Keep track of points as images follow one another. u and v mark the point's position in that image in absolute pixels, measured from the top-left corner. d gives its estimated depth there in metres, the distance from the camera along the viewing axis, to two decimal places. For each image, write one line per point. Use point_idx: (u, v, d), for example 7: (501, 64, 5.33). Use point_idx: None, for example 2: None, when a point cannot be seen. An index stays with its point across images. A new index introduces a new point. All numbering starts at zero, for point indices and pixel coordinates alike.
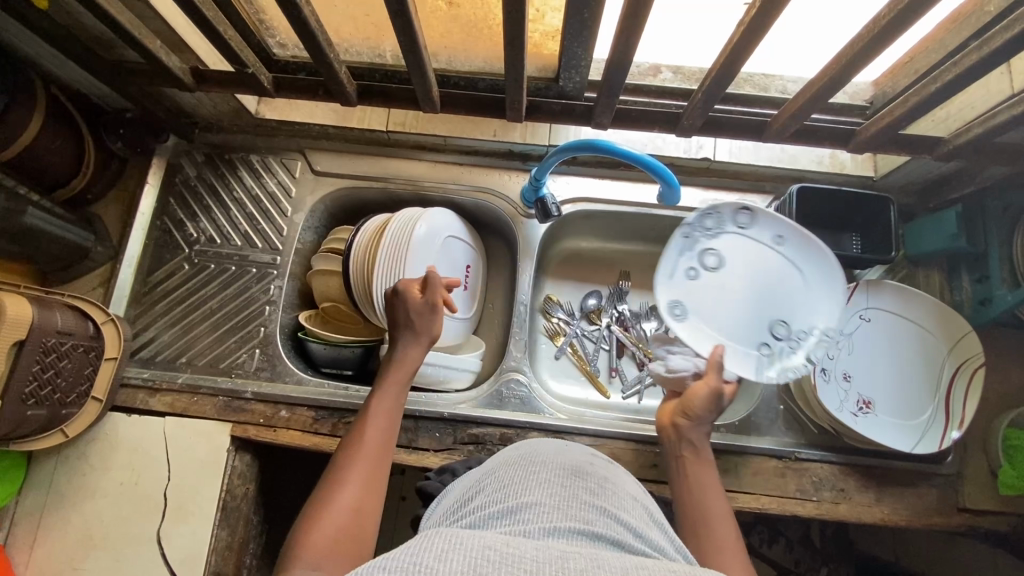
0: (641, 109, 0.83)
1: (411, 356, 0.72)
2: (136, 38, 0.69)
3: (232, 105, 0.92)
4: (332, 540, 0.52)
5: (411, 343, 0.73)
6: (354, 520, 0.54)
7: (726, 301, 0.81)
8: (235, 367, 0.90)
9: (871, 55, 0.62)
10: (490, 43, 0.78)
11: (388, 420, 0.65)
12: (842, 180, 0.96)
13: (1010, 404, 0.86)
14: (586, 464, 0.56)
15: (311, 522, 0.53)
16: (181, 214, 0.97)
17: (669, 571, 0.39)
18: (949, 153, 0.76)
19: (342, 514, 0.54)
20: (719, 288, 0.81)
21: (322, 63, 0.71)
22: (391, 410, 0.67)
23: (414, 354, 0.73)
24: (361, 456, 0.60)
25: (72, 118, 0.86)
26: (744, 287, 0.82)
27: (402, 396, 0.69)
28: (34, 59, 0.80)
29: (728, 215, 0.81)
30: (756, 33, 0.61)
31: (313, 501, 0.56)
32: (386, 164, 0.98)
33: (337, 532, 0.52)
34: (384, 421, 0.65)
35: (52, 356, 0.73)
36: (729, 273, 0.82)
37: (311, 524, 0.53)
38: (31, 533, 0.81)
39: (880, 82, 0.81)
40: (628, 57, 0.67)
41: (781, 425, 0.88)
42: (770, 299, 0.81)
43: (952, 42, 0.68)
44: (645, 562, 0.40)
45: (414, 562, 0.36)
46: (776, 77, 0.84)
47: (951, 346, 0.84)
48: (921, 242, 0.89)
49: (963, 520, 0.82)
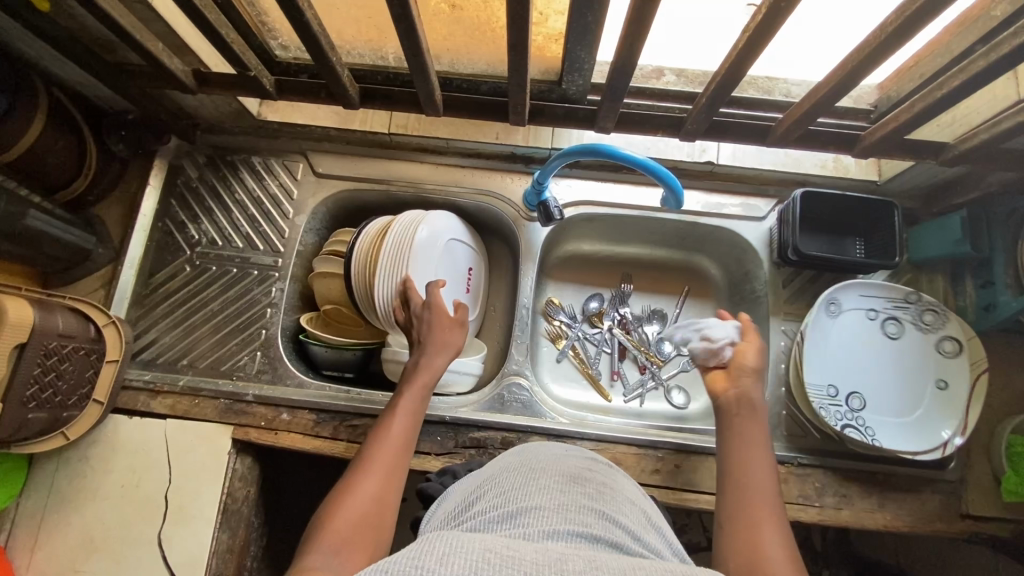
0: (645, 113, 0.83)
1: (433, 364, 0.72)
2: (137, 40, 0.68)
3: (234, 107, 0.91)
4: (353, 526, 0.53)
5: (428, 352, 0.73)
6: (376, 510, 0.55)
7: (870, 355, 0.87)
8: (237, 369, 0.90)
9: (877, 61, 0.61)
10: (494, 46, 0.78)
11: (412, 416, 0.66)
12: (846, 184, 0.95)
13: (1013, 410, 0.85)
14: (585, 469, 0.56)
15: (334, 506, 0.54)
16: (182, 216, 0.97)
17: (667, 571, 0.39)
18: (955, 158, 0.76)
19: (365, 503, 0.55)
20: (857, 333, 0.87)
21: (324, 65, 0.70)
22: (416, 405, 0.68)
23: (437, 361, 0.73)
24: (386, 445, 0.61)
25: (74, 119, 0.85)
26: (881, 362, 0.87)
27: (426, 396, 0.70)
28: (35, 60, 0.80)
29: (943, 332, 0.85)
30: (762, 38, 0.60)
31: (337, 488, 0.57)
32: (387, 166, 0.98)
33: (359, 519, 0.53)
34: (410, 416, 0.66)
35: (53, 359, 0.73)
36: (900, 353, 0.86)
37: (334, 508, 0.54)
38: (32, 535, 0.81)
39: (885, 85, 0.80)
40: (632, 61, 0.66)
41: (783, 431, 0.87)
42: (876, 402, 0.85)
43: (958, 47, 0.68)
44: (644, 563, 0.40)
45: (414, 565, 0.36)
46: (780, 80, 0.83)
47: (954, 351, 0.84)
48: (926, 247, 0.89)
49: (966, 526, 0.81)
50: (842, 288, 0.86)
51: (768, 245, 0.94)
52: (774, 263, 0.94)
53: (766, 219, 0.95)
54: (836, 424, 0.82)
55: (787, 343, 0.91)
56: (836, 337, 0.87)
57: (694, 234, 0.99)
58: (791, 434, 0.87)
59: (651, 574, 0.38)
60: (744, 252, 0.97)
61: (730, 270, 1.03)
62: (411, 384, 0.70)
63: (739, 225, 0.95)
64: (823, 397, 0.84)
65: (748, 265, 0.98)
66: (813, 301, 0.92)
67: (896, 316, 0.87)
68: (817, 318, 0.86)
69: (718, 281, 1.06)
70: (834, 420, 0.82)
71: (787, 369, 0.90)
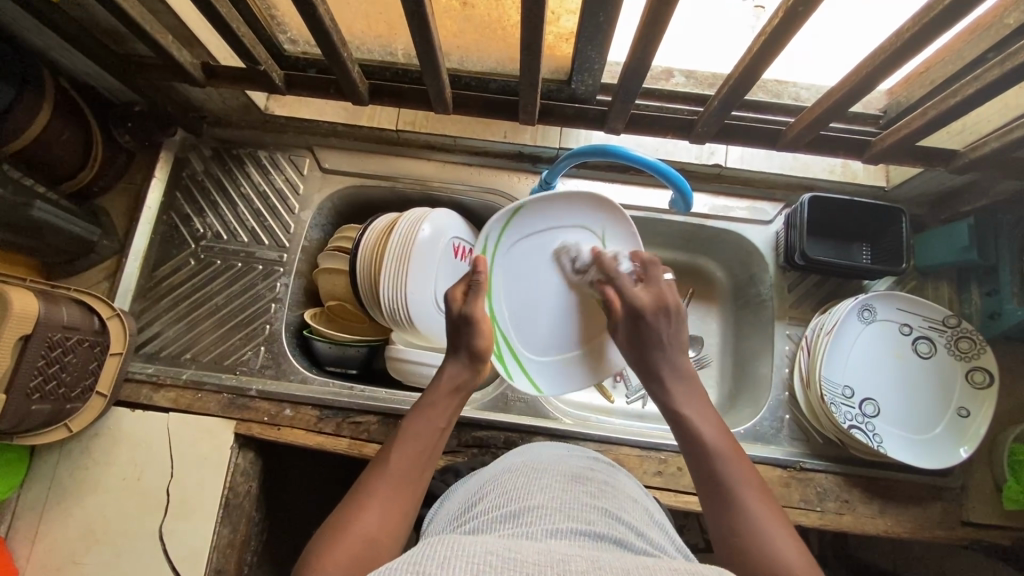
0: (653, 114, 0.82)
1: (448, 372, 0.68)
2: (147, 32, 0.68)
3: (242, 100, 0.91)
4: (345, 563, 0.47)
5: (452, 361, 0.69)
6: (367, 550, 0.49)
7: (892, 370, 0.86)
8: (240, 364, 0.90)
9: (893, 67, 0.61)
10: (505, 43, 0.77)
11: (423, 441, 0.61)
12: (853, 190, 0.95)
13: (1016, 419, 0.85)
14: (588, 469, 0.56)
15: (328, 542, 0.49)
16: (187, 209, 0.97)
17: (671, 569, 0.39)
18: (964, 166, 0.76)
19: (358, 541, 0.49)
20: (881, 342, 0.86)
21: (335, 61, 0.70)
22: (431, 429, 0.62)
23: (456, 370, 0.68)
24: (391, 478, 0.56)
25: (80, 110, 0.85)
26: (904, 376, 0.86)
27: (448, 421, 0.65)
28: (42, 49, 0.79)
29: (975, 363, 0.84)
30: (776, 42, 0.60)
31: (330, 522, 0.52)
32: (394, 163, 0.98)
33: (349, 556, 0.48)
34: (420, 442, 0.60)
35: (57, 351, 0.72)
36: (925, 373, 0.85)
37: (326, 547, 0.49)
38: (33, 526, 0.81)
39: (895, 91, 0.80)
40: (645, 62, 0.66)
41: (786, 434, 0.87)
42: (890, 416, 0.84)
43: (971, 53, 0.67)
44: (647, 560, 0.40)
45: (415, 570, 0.35)
46: (790, 84, 0.82)
47: (983, 382, 0.83)
48: (931, 254, 0.89)
49: (966, 533, 0.82)
50: (881, 296, 0.85)
51: (774, 249, 0.94)
52: (780, 267, 0.94)
53: (773, 223, 0.95)
54: (844, 422, 0.81)
55: (791, 347, 0.92)
56: (859, 345, 0.86)
57: (699, 236, 1.00)
58: (794, 438, 0.87)
59: (655, 571, 0.38)
60: (750, 256, 0.97)
61: (735, 273, 1.03)
62: (429, 406, 0.65)
63: (746, 229, 0.95)
64: (840, 404, 0.83)
65: (754, 269, 0.98)
66: (817, 306, 0.93)
67: (929, 337, 0.86)
68: (850, 319, 0.85)
69: (722, 284, 1.06)
70: (846, 419, 0.82)
71: (790, 373, 0.90)
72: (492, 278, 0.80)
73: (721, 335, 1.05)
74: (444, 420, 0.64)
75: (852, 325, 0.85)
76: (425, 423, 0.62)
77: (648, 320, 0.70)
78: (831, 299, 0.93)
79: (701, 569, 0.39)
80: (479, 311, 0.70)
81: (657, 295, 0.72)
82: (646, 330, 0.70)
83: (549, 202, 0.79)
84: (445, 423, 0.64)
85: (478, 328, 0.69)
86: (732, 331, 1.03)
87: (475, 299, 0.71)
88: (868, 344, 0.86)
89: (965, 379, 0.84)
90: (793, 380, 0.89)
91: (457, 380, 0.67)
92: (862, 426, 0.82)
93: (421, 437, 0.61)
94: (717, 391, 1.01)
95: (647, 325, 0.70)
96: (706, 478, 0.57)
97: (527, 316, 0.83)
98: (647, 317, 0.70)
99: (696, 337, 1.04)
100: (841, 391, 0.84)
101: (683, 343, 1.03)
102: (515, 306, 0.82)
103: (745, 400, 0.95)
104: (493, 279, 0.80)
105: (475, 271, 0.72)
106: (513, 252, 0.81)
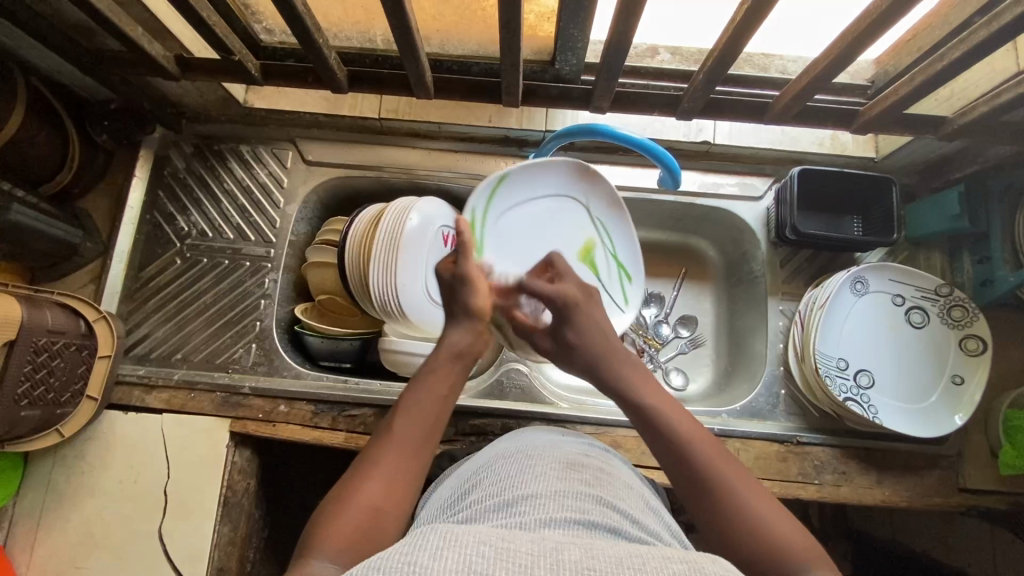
0: (640, 91, 0.81)
1: (455, 334, 0.66)
2: (117, 26, 0.66)
3: (219, 93, 0.89)
4: (345, 545, 0.47)
5: (453, 325, 0.67)
6: (372, 523, 0.49)
7: (884, 343, 0.86)
8: (232, 362, 0.89)
9: (877, 34, 0.60)
10: (485, 25, 0.76)
11: (430, 408, 0.59)
12: (843, 161, 0.94)
13: (1008, 385, 0.86)
14: (583, 456, 0.55)
15: (329, 517, 0.48)
16: (170, 207, 0.95)
17: (665, 556, 0.39)
18: (954, 132, 0.75)
19: (361, 514, 0.49)
20: (874, 314, 0.86)
21: (311, 49, 0.68)
22: (434, 395, 0.60)
23: (459, 335, 0.66)
24: (398, 450, 0.55)
25: (54, 110, 0.83)
26: (896, 347, 0.86)
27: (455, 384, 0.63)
28: (11, 48, 0.77)
29: (970, 330, 0.83)
30: (759, 13, 0.59)
31: (328, 497, 0.51)
32: (379, 152, 0.96)
33: (353, 532, 0.48)
34: (424, 408, 0.58)
35: (44, 355, 0.71)
36: (918, 342, 0.85)
37: (328, 521, 0.48)
38: (31, 533, 0.80)
39: (882, 60, 0.79)
40: (628, 38, 0.64)
41: (782, 409, 0.88)
42: (884, 387, 0.84)
43: (957, 18, 0.66)
44: (641, 550, 0.39)
45: (407, 561, 0.35)
46: (776, 57, 0.82)
47: (977, 350, 0.83)
48: (922, 224, 0.88)
49: (963, 500, 0.82)
50: (873, 268, 0.85)
51: (765, 224, 0.94)
52: (771, 243, 0.94)
53: (763, 199, 0.94)
54: (839, 394, 0.81)
55: (785, 323, 0.91)
56: (850, 317, 0.86)
57: (691, 216, 0.99)
58: (790, 412, 0.87)
59: (649, 560, 0.37)
60: (741, 234, 0.97)
61: (727, 251, 1.03)
62: (432, 368, 0.62)
63: (736, 205, 0.94)
64: (837, 379, 0.83)
65: (745, 246, 0.97)
66: (810, 280, 0.92)
67: (922, 306, 0.86)
68: (842, 292, 0.85)
69: (714, 262, 1.05)
70: (840, 389, 0.82)
71: (785, 348, 0.90)
72: (481, 247, 0.77)
73: (715, 315, 1.04)
74: (445, 387, 0.61)
75: (844, 298, 0.85)
76: (433, 389, 0.60)
77: (580, 311, 0.69)
78: (824, 273, 0.93)
79: (695, 557, 0.39)
80: (472, 271, 0.69)
81: (577, 286, 0.72)
82: (580, 319, 0.68)
83: (529, 171, 0.79)
84: (445, 392, 0.61)
85: (473, 286, 0.69)
86: (726, 309, 1.03)
87: (465, 259, 0.70)
88: (861, 317, 0.86)
89: (959, 347, 0.84)
90: (788, 355, 0.88)
91: (460, 345, 0.65)
92: (856, 396, 0.82)
93: (423, 402, 0.59)
94: (713, 370, 1.01)
95: (577, 314, 0.69)
96: (678, 463, 0.54)
97: (518, 283, 0.81)
98: (574, 310, 0.69)
99: (691, 318, 1.03)
100: (834, 363, 0.84)
101: (677, 323, 1.03)
102: (505, 265, 0.80)
103: (741, 378, 0.95)
104: (483, 246, 0.78)
105: (460, 234, 0.70)
106: (503, 222, 0.80)
